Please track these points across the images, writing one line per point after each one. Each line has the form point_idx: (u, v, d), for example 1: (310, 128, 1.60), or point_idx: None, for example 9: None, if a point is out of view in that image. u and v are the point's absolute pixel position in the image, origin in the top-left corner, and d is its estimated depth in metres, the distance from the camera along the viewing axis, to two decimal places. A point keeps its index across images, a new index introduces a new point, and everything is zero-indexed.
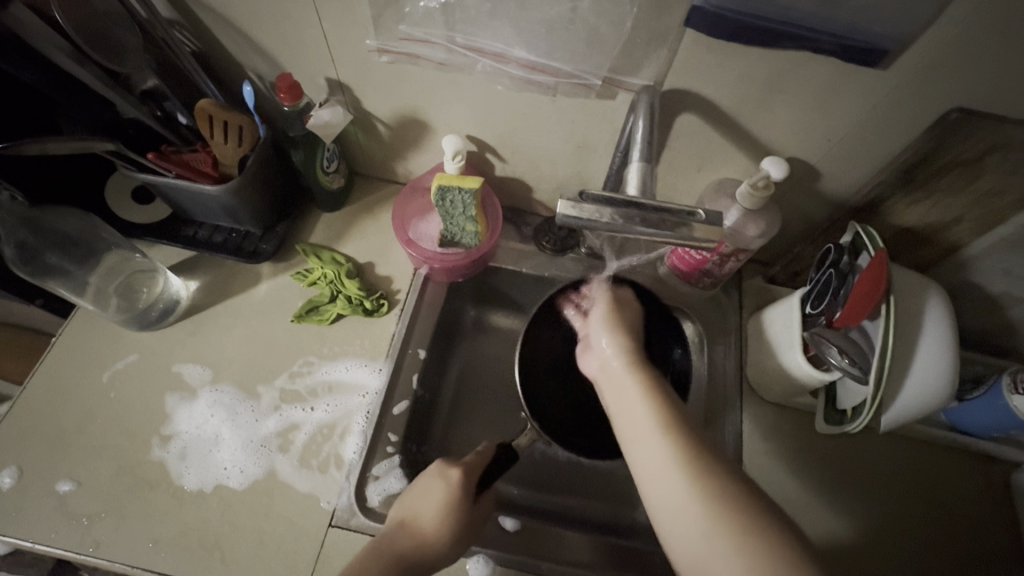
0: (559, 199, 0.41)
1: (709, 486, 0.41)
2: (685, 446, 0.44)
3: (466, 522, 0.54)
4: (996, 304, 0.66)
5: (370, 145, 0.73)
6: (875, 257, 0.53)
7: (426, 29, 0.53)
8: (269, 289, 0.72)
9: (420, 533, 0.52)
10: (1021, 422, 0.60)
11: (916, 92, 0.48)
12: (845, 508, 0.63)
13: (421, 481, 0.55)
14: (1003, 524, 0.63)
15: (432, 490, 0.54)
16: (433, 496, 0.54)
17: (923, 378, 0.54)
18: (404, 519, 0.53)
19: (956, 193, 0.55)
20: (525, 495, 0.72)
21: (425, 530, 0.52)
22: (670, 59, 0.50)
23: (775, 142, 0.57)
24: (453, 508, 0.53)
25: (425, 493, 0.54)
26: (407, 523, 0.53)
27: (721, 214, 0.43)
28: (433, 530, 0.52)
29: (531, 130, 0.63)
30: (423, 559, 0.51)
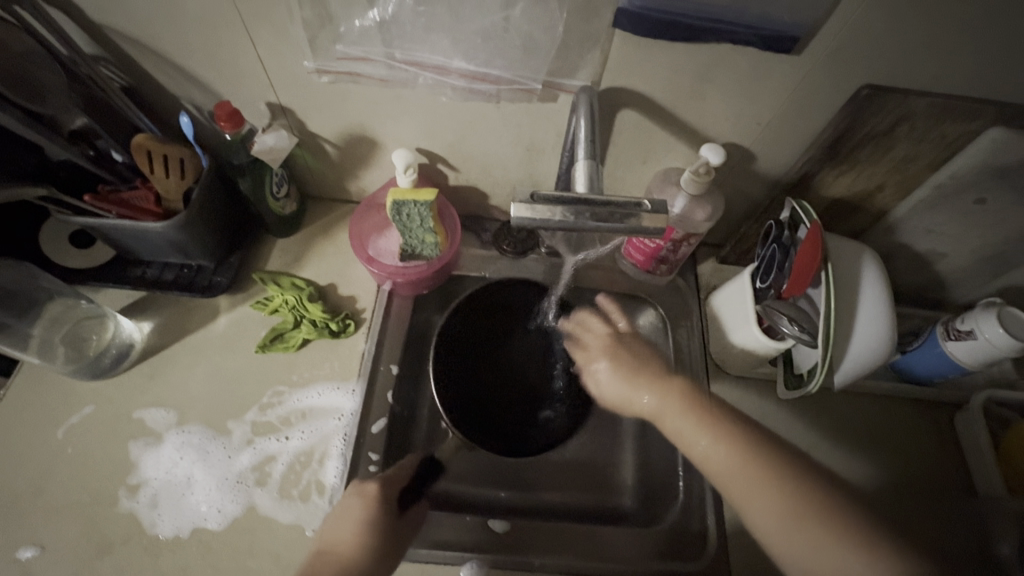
0: (512, 202, 0.43)
1: (742, 454, 0.50)
2: (733, 450, 0.50)
3: (386, 532, 0.54)
4: (925, 260, 0.71)
5: (320, 166, 0.72)
6: (811, 228, 0.57)
7: (364, 46, 0.53)
8: (229, 321, 0.70)
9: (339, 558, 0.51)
10: (956, 365, 0.65)
11: (829, 73, 0.52)
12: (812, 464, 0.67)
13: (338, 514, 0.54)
14: (953, 462, 0.68)
15: (344, 513, 0.54)
16: (345, 522, 0.53)
17: (865, 337, 0.57)
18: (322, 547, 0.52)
19: (875, 163, 0.60)
20: (511, 496, 0.73)
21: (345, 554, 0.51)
22: (604, 60, 0.52)
23: (709, 129, 0.60)
24: (372, 522, 0.53)
25: (338, 523, 0.53)
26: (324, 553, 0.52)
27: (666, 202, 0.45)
28: (351, 544, 0.52)
29: (480, 137, 0.64)
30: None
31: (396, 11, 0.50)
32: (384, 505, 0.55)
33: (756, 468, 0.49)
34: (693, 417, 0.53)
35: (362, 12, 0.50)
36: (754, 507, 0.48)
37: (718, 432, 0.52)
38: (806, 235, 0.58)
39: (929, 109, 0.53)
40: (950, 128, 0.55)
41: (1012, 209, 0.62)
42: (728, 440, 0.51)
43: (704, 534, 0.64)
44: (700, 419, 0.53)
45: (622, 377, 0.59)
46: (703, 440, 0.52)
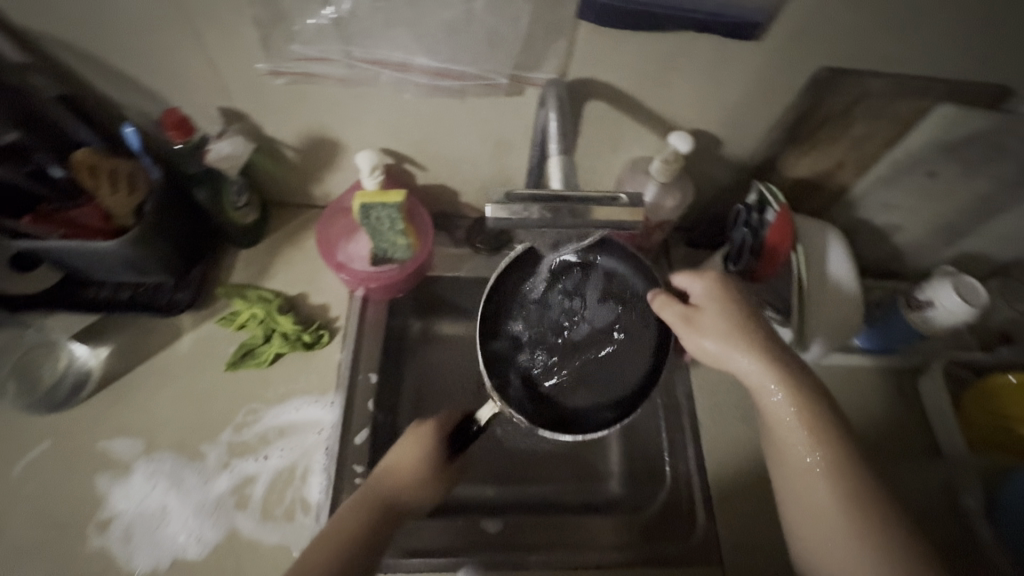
0: (487, 203, 0.42)
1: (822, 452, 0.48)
2: (819, 426, 0.49)
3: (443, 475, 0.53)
4: (883, 234, 0.74)
5: (280, 172, 0.69)
6: (778, 211, 0.58)
7: (320, 45, 0.51)
8: (194, 340, 0.67)
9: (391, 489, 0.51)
10: (916, 333, 0.69)
11: (790, 57, 0.53)
12: None
13: (408, 439, 0.54)
14: (919, 423, 0.71)
15: (407, 445, 0.53)
16: (411, 450, 0.53)
17: (834, 312, 0.59)
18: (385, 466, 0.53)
19: (835, 143, 0.62)
20: (500, 493, 0.72)
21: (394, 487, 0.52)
22: (569, 51, 0.52)
23: (677, 117, 0.60)
24: (431, 454, 0.53)
25: (406, 448, 0.53)
26: (377, 480, 0.52)
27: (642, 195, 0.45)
28: (410, 460, 0.52)
29: (447, 134, 0.63)
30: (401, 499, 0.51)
31: (353, 7, 0.48)
32: (440, 443, 0.53)
33: (837, 456, 0.48)
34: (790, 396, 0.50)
35: (317, 9, 0.48)
36: (808, 485, 0.48)
37: (805, 403, 0.50)
38: (775, 218, 0.59)
39: (884, 88, 0.55)
40: (904, 105, 0.57)
41: (962, 180, 0.65)
42: (814, 424, 0.50)
43: (693, 513, 0.65)
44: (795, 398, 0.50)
45: (717, 337, 0.53)
46: (781, 395, 0.50)
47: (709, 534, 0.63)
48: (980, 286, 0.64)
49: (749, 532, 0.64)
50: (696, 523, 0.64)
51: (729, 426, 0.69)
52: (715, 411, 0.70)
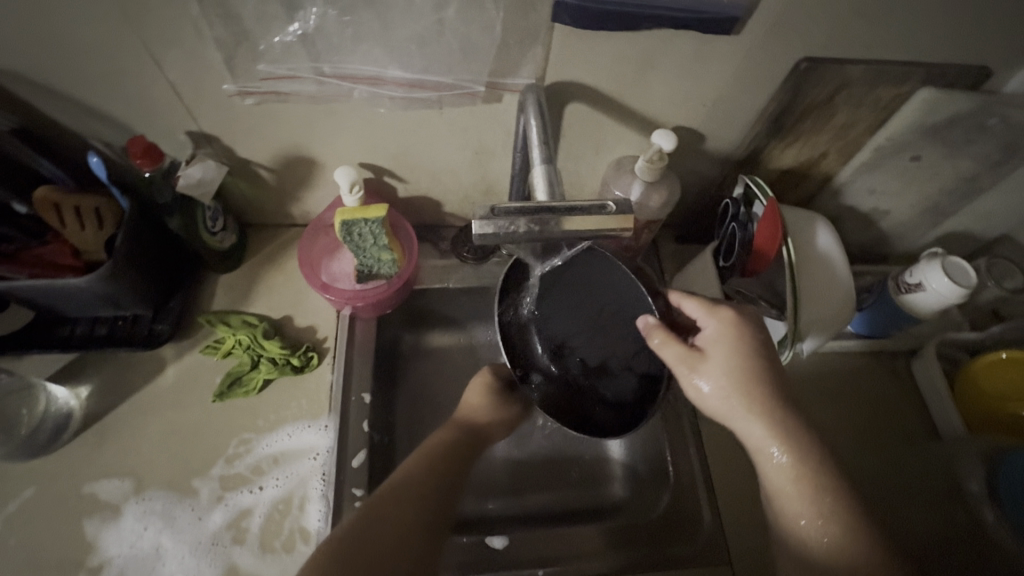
0: (471, 218, 0.41)
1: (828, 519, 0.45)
2: (819, 489, 0.46)
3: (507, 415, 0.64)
4: (870, 219, 0.74)
5: (256, 192, 0.67)
6: (768, 205, 0.57)
7: (288, 63, 0.49)
8: (178, 372, 0.65)
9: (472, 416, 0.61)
10: (908, 317, 0.69)
11: (769, 49, 0.52)
12: None
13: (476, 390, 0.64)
14: (916, 409, 0.71)
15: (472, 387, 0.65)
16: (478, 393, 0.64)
17: (826, 303, 0.59)
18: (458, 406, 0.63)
19: (818, 132, 0.61)
20: (505, 505, 0.72)
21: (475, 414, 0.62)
22: (546, 56, 0.50)
23: (658, 114, 0.59)
24: (491, 395, 0.64)
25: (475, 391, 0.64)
26: (459, 415, 0.61)
27: (630, 200, 0.44)
28: (476, 403, 0.63)
29: (426, 145, 0.61)
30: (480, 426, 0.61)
31: (319, 23, 0.46)
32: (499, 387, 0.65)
33: (840, 522, 0.45)
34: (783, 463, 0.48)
35: (282, 27, 0.46)
36: (813, 551, 0.45)
37: (807, 465, 0.47)
38: (764, 212, 0.58)
39: (865, 76, 0.55)
40: (885, 91, 0.57)
41: (945, 162, 0.65)
42: (823, 490, 0.46)
43: (698, 512, 0.64)
44: (791, 466, 0.47)
45: (721, 387, 0.50)
46: (779, 452, 0.48)
47: (717, 535, 0.62)
48: (967, 266, 0.65)
49: (754, 529, 0.63)
50: (703, 522, 0.63)
51: (729, 420, 0.69)
52: None
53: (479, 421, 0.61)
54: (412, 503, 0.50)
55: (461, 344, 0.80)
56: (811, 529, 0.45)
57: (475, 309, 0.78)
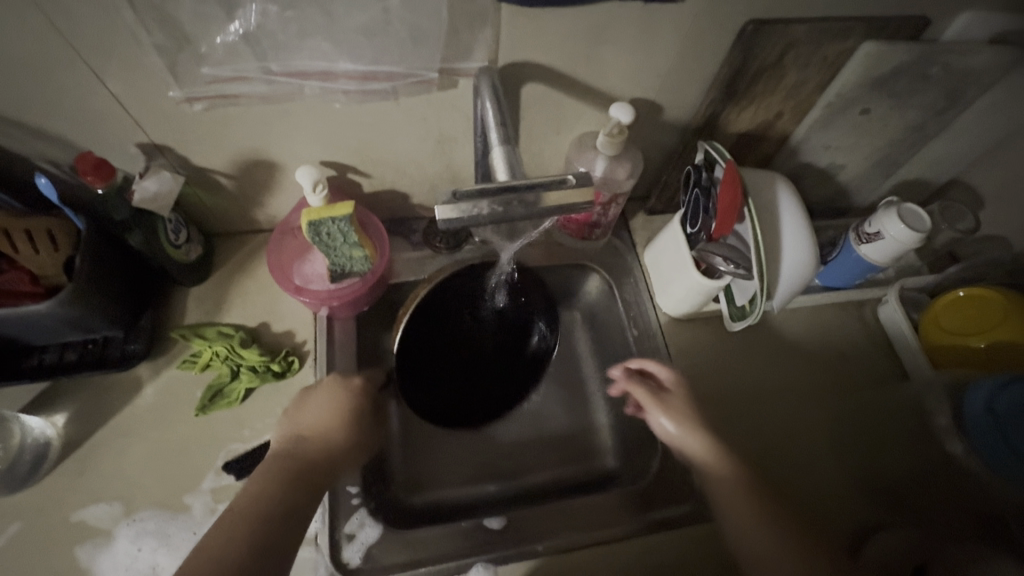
0: (435, 206, 0.40)
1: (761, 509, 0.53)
2: (746, 484, 0.55)
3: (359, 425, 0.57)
4: (828, 174, 0.77)
5: (218, 201, 0.66)
6: (728, 168, 0.58)
7: (233, 64, 0.48)
8: (157, 390, 0.64)
9: (309, 433, 0.54)
10: (871, 265, 0.71)
11: (716, 14, 0.53)
12: (763, 382, 0.72)
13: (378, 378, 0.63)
14: (884, 352, 0.74)
15: (320, 398, 0.57)
16: (327, 403, 0.57)
17: (792, 258, 0.61)
18: (300, 432, 0.54)
19: (770, 93, 0.63)
20: (504, 487, 0.73)
21: (316, 429, 0.55)
22: (497, 37, 0.50)
23: (614, 88, 0.60)
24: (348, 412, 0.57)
25: (315, 402, 0.57)
26: (298, 442, 0.53)
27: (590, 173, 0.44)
28: (326, 424, 0.55)
29: (386, 138, 0.61)
30: (326, 463, 0.53)
31: (261, 20, 0.45)
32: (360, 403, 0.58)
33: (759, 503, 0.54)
34: (732, 482, 0.55)
35: (222, 26, 0.45)
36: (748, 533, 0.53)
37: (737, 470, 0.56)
38: (725, 175, 0.59)
39: (810, 34, 0.56)
40: (831, 48, 0.58)
41: (894, 112, 0.67)
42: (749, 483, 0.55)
43: (687, 473, 0.66)
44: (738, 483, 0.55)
45: (674, 415, 0.59)
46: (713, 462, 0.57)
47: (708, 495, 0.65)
48: (920, 210, 0.67)
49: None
50: (693, 482, 0.66)
51: (707, 380, 0.71)
52: (693, 369, 0.72)
53: (312, 439, 0.54)
54: (253, 528, 0.45)
55: None
56: (744, 517, 0.54)
57: None
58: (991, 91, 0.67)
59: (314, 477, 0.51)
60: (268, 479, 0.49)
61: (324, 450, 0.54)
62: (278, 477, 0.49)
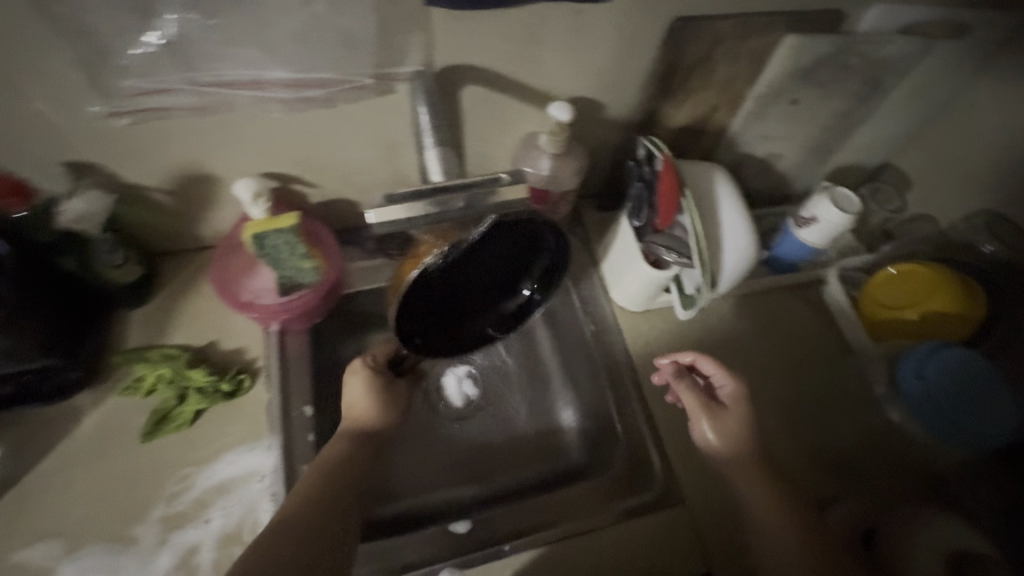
0: (367, 211, 0.42)
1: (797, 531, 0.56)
2: (785, 506, 0.58)
3: (394, 401, 0.64)
4: (767, 164, 0.80)
5: (157, 219, 0.64)
6: (665, 161, 0.60)
7: (157, 75, 0.47)
8: (99, 419, 0.61)
9: (363, 420, 0.61)
10: (810, 248, 0.74)
11: (644, 12, 0.54)
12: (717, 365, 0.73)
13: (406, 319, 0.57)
14: (832, 329, 0.77)
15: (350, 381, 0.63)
16: (358, 384, 0.63)
17: (733, 244, 0.63)
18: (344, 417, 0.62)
19: (704, 88, 0.65)
20: (477, 492, 0.73)
21: (366, 416, 0.62)
22: (430, 41, 0.50)
23: (554, 88, 0.61)
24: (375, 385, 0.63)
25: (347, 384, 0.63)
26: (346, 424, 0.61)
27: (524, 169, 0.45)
28: (361, 407, 0.62)
29: (328, 147, 0.60)
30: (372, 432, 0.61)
31: (181, 29, 0.44)
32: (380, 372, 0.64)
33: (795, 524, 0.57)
34: (772, 505, 0.58)
35: (141, 37, 0.44)
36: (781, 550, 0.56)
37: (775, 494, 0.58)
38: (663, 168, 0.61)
39: (734, 29, 0.58)
40: (756, 42, 0.61)
41: (821, 102, 0.70)
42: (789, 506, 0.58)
43: (650, 462, 0.67)
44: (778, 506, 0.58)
45: (723, 435, 0.62)
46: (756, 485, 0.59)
47: (672, 483, 0.65)
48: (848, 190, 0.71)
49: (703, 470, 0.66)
50: (656, 471, 0.66)
51: None
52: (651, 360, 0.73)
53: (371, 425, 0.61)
54: (314, 526, 0.51)
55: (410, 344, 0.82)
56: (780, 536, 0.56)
57: None
58: (908, 79, 0.71)
59: (351, 475, 0.56)
60: (333, 471, 0.55)
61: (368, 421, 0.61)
62: (343, 465, 0.56)
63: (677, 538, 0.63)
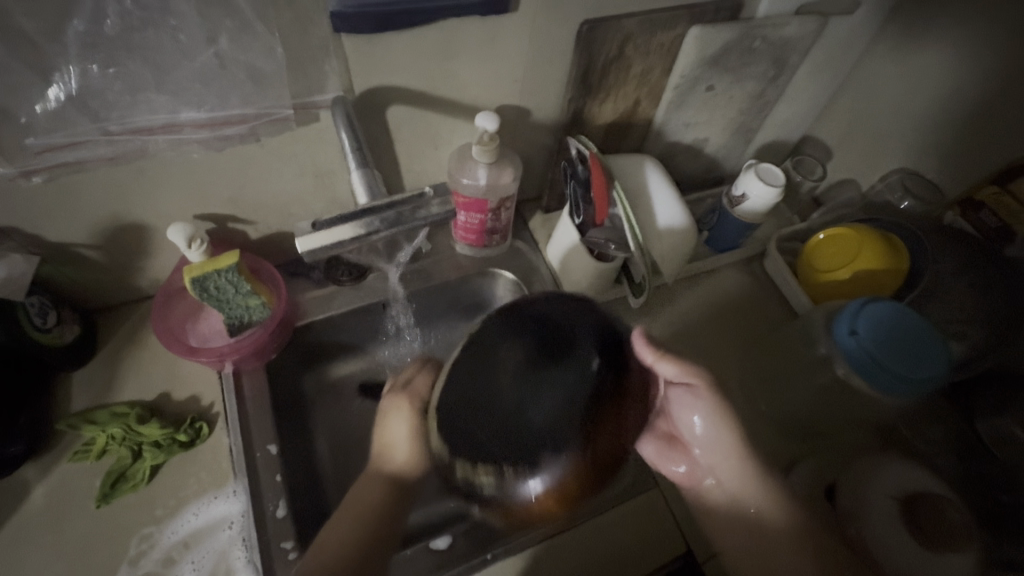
0: (297, 240, 0.43)
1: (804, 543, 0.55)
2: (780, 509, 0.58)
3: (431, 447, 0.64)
4: (696, 149, 0.83)
5: (90, 275, 0.62)
6: (593, 158, 0.63)
7: (64, 129, 0.46)
8: (49, 489, 0.58)
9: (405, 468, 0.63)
10: (746, 225, 0.77)
11: (551, 20, 0.56)
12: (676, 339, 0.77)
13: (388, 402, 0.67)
14: (775, 298, 0.81)
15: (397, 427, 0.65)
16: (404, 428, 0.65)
17: (669, 230, 0.66)
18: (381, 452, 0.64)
19: (622, 84, 0.68)
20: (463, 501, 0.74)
21: (407, 464, 0.63)
22: (345, 66, 0.51)
23: (478, 100, 0.62)
24: (418, 434, 0.64)
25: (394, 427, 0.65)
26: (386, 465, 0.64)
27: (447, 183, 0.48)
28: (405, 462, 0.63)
29: (260, 182, 0.60)
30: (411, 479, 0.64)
31: (82, 81, 0.43)
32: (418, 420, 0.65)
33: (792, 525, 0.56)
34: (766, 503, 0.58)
35: (39, 94, 0.43)
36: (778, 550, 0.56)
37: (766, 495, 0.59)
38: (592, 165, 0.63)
39: (640, 26, 0.61)
40: (663, 36, 0.64)
41: (736, 84, 0.74)
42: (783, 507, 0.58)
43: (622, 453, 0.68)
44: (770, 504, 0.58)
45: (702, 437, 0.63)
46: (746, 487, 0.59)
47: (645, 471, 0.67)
48: (774, 168, 0.75)
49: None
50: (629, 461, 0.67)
51: None
52: None
53: (411, 472, 0.64)
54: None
55: (374, 366, 0.82)
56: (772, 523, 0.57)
57: (369, 329, 0.78)
58: (811, 56, 0.76)
59: (376, 532, 0.59)
60: (357, 529, 0.58)
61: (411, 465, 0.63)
62: (375, 512, 0.60)
63: (656, 525, 0.64)
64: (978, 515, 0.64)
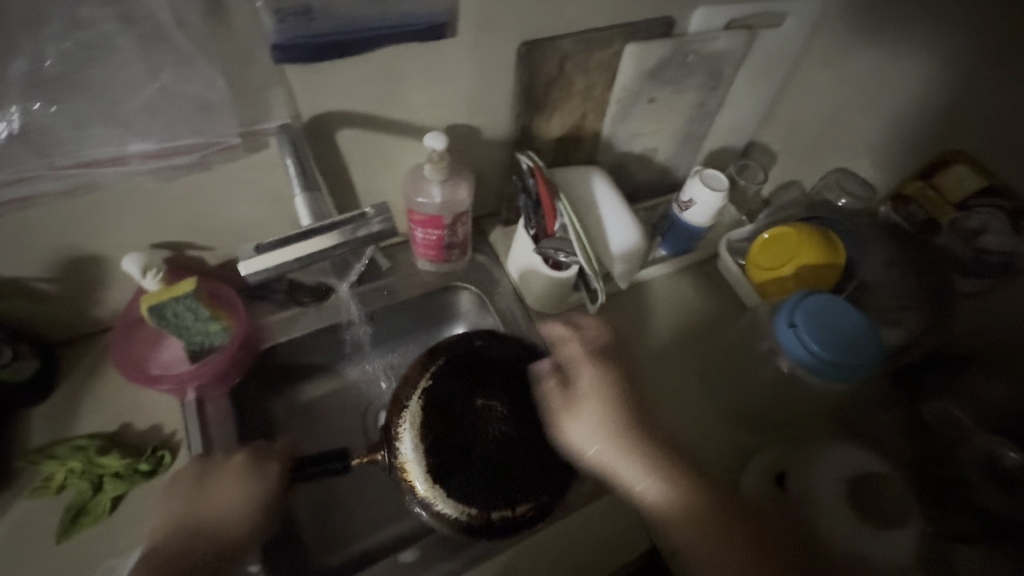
0: (237, 265, 0.43)
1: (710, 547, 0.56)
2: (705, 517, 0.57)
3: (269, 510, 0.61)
4: (646, 158, 0.87)
5: (47, 308, 0.63)
6: (535, 171, 0.67)
7: (10, 167, 0.47)
8: (8, 527, 0.58)
9: (224, 526, 0.58)
10: (695, 227, 0.80)
11: (489, 43, 0.59)
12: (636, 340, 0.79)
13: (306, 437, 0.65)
14: (730, 297, 0.84)
15: (233, 487, 0.60)
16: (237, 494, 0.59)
17: (615, 235, 0.70)
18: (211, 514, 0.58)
19: (566, 100, 0.71)
20: None
21: (231, 524, 0.58)
22: (290, 94, 0.53)
23: (427, 121, 0.65)
24: (258, 497, 0.60)
25: (225, 490, 0.59)
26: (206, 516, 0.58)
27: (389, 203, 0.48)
28: (234, 518, 0.58)
29: (215, 210, 0.61)
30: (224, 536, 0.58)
31: (27, 119, 0.44)
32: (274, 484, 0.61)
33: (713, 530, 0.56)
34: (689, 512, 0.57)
35: None
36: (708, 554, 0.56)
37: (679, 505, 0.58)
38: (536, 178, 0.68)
39: (577, 45, 0.64)
40: (601, 54, 0.67)
41: (677, 95, 0.78)
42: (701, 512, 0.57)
43: None
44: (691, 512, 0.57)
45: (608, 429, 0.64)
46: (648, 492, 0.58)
47: None
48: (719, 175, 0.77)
49: None
50: None
51: None
52: None
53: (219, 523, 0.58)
54: None
55: (342, 386, 0.82)
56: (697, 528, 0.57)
57: (335, 348, 0.79)
58: (746, 67, 0.80)
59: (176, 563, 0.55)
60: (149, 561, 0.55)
61: (227, 525, 0.58)
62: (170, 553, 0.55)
63: (624, 526, 0.65)
64: (928, 494, 0.68)
